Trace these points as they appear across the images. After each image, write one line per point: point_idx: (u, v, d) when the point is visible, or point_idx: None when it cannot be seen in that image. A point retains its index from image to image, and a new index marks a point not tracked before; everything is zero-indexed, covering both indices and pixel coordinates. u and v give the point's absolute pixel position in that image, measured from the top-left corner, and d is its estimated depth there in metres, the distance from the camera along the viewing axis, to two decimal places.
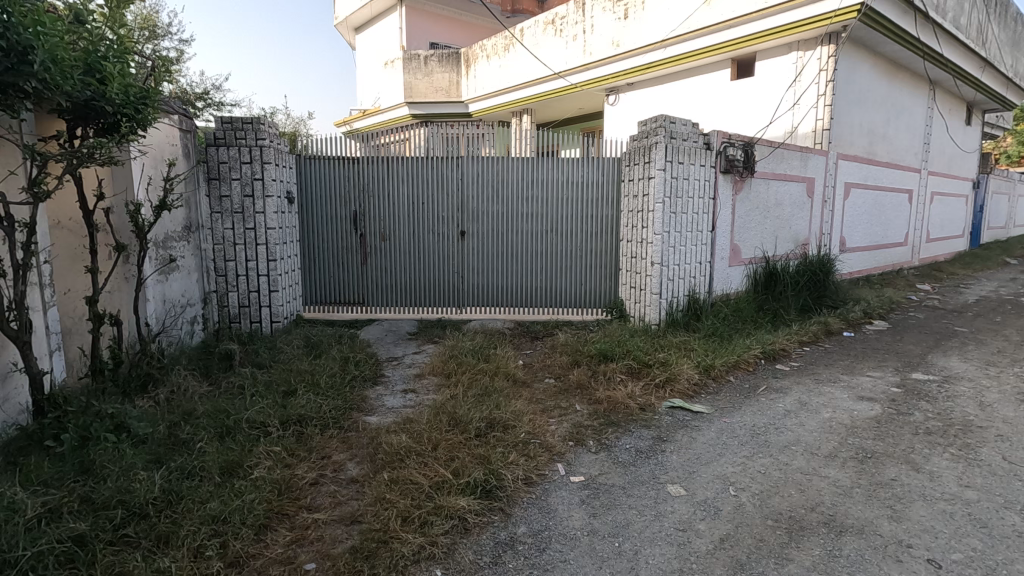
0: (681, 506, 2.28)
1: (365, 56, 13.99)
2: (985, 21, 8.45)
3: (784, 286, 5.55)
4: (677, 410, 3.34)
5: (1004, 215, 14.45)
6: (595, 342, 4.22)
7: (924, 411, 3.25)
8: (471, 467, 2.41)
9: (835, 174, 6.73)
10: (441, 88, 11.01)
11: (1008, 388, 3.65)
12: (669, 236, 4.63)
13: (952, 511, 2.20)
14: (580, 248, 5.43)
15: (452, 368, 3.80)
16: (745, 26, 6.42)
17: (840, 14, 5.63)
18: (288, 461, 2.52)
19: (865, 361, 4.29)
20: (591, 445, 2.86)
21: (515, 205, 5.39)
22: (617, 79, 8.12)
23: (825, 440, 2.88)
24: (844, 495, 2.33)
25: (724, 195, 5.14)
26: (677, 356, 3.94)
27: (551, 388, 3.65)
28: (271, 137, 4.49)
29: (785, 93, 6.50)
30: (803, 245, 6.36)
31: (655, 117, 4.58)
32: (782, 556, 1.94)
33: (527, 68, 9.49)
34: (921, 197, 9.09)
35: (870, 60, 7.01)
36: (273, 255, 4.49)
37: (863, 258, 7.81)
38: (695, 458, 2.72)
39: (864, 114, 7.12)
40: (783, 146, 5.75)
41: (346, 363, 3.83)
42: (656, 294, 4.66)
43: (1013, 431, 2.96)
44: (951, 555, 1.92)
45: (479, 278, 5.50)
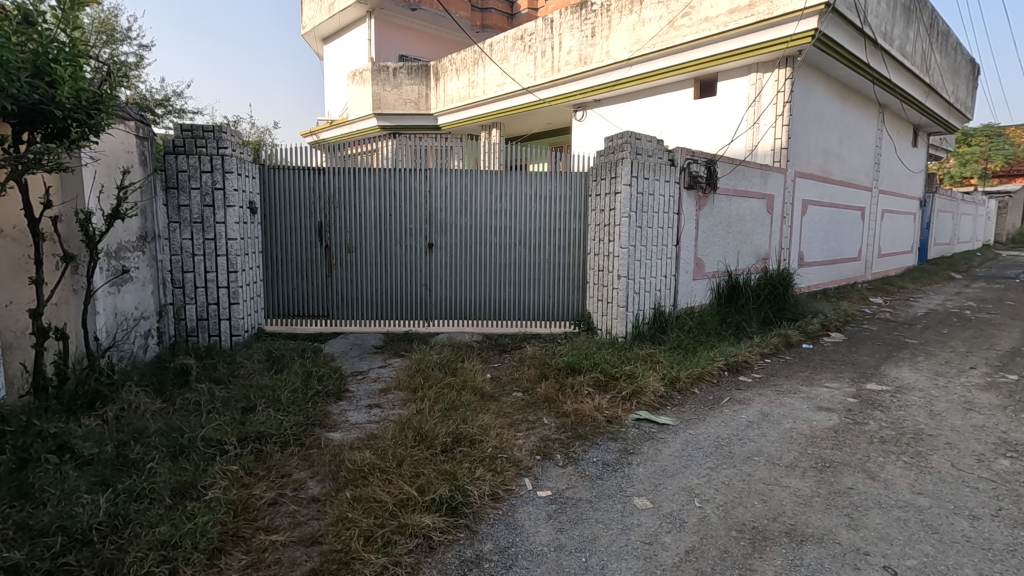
0: (648, 519, 2.28)
1: (333, 66, 13.88)
2: (929, 50, 8.95)
3: (746, 299, 5.68)
4: (643, 422, 3.38)
5: (949, 231, 15.21)
6: (563, 355, 4.24)
7: (878, 421, 3.36)
8: (436, 484, 2.37)
9: (793, 191, 6.97)
10: (411, 100, 10.96)
11: (955, 397, 3.82)
12: (635, 250, 4.70)
13: (906, 518, 2.27)
14: (548, 261, 5.45)
15: (419, 382, 3.74)
16: (707, 48, 6.65)
17: (796, 39, 5.90)
18: (246, 481, 2.43)
19: (824, 372, 4.42)
20: (559, 458, 2.86)
21: (484, 218, 5.39)
22: (585, 95, 8.25)
23: (786, 450, 2.94)
24: (805, 504, 2.38)
25: (688, 210, 5.26)
26: (644, 369, 3.98)
27: (519, 401, 3.64)
28: (234, 145, 4.36)
29: (745, 113, 6.73)
30: (764, 259, 6.56)
31: (622, 133, 4.64)
32: (745, 567, 1.96)
33: (496, 83, 9.56)
34: (872, 214, 9.50)
35: (824, 83, 7.33)
36: (234, 267, 4.37)
37: (820, 272, 8.09)
38: (661, 470, 2.74)
39: (819, 133, 7.41)
40: (743, 163, 5.92)
41: (309, 378, 3.74)
42: (623, 307, 4.70)
43: (961, 438, 3.09)
44: (906, 561, 1.97)
45: (447, 290, 5.47)
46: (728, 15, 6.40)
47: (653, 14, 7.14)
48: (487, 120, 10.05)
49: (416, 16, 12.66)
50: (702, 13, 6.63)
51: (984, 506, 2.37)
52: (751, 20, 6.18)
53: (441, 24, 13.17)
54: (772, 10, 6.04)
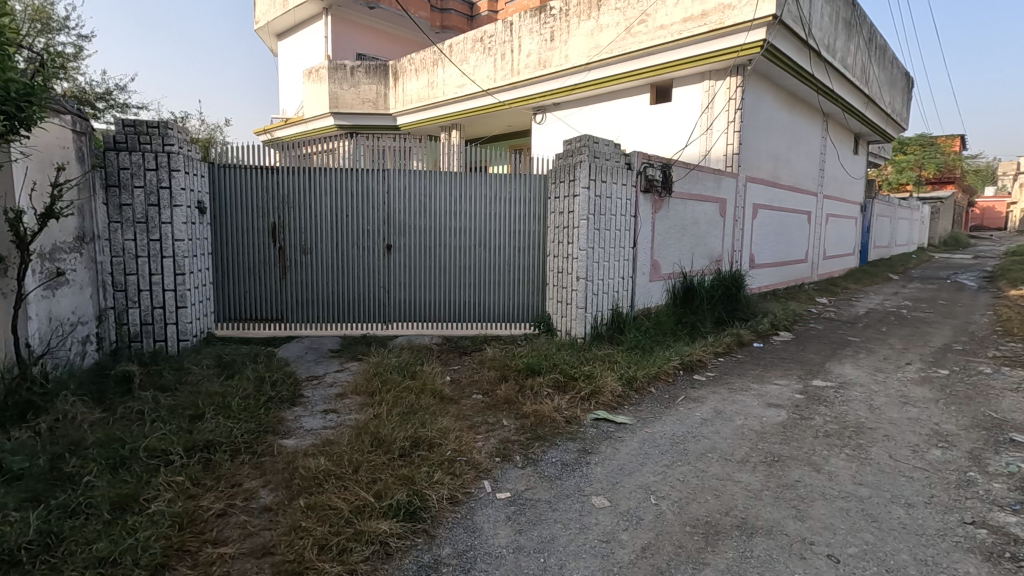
0: (605, 518, 2.31)
1: (288, 63, 13.52)
2: (868, 62, 9.45)
3: (701, 300, 5.83)
4: (601, 421, 3.42)
5: (887, 235, 16.07)
6: (523, 356, 4.25)
7: (823, 416, 3.51)
8: (394, 488, 2.33)
9: (744, 196, 7.21)
10: (369, 100, 10.78)
11: (893, 391, 4.03)
12: (593, 252, 4.76)
13: (848, 508, 2.38)
14: (508, 263, 5.46)
15: (376, 386, 3.68)
16: (662, 55, 6.82)
17: (746, 49, 6.13)
18: (193, 492, 2.32)
19: (773, 370, 4.59)
20: (518, 460, 2.86)
21: (443, 219, 5.35)
22: (544, 98, 8.33)
23: (739, 446, 3.03)
24: (755, 498, 2.46)
25: (644, 213, 5.37)
26: (602, 369, 4.04)
27: (478, 404, 3.63)
28: (181, 142, 4.19)
29: (698, 119, 6.94)
30: (717, 261, 6.76)
31: (580, 136, 4.69)
32: (699, 561, 2.01)
33: (455, 84, 9.51)
34: (818, 218, 9.94)
35: (773, 92, 7.63)
36: (181, 269, 4.19)
37: (770, 274, 8.39)
38: (618, 468, 2.78)
39: (768, 140, 7.70)
40: (697, 168, 6.08)
41: (262, 384, 3.62)
42: (581, 309, 4.76)
43: (897, 430, 3.26)
44: (848, 550, 2.07)
45: (405, 292, 5.40)
46: (682, 23, 6.58)
47: (611, 21, 7.26)
48: (447, 121, 10.00)
49: (375, 15, 12.48)
50: (658, 20, 6.80)
51: (919, 494, 2.50)
52: (704, 29, 6.38)
53: (400, 24, 13.02)
54: (723, 20, 6.26)
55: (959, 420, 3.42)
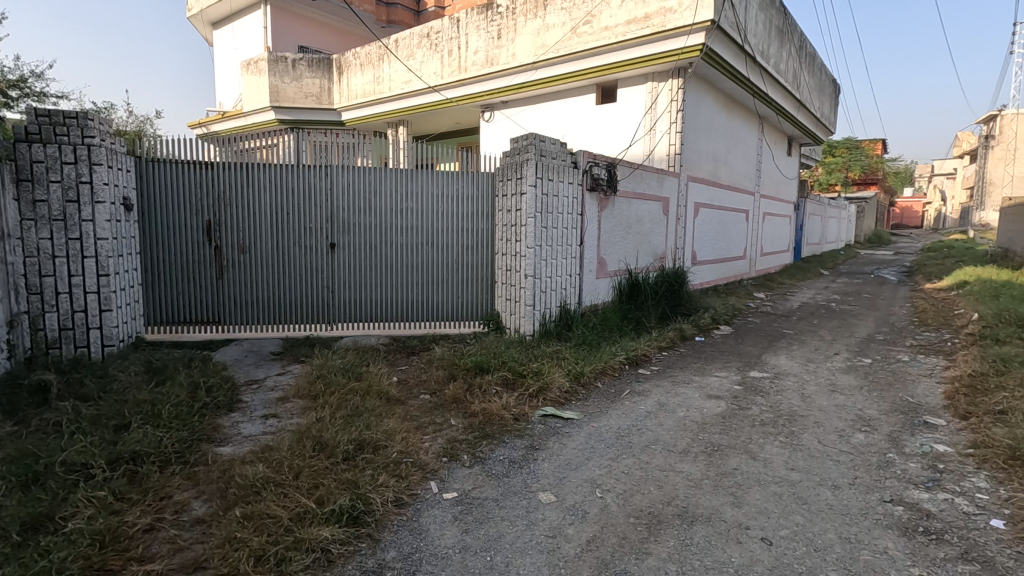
0: (552, 513, 2.33)
1: (224, 53, 12.93)
2: (799, 68, 9.94)
3: (646, 296, 5.99)
4: (549, 418, 3.45)
5: (818, 233, 17.01)
6: (471, 355, 4.22)
7: (759, 405, 3.67)
8: (337, 493, 2.27)
9: (685, 195, 7.45)
10: (311, 94, 10.45)
11: (822, 380, 4.27)
12: (540, 250, 4.79)
13: (781, 492, 2.49)
14: (456, 262, 5.42)
15: (320, 389, 3.57)
16: (607, 56, 6.95)
17: (686, 52, 6.33)
18: (116, 507, 2.18)
19: (713, 362, 4.77)
20: (465, 459, 2.84)
21: (389, 217, 5.25)
22: (491, 96, 8.32)
23: (680, 437, 3.13)
24: (695, 487, 2.54)
25: (590, 211, 5.46)
26: (550, 366, 4.07)
27: (426, 404, 3.59)
28: (103, 135, 3.93)
29: (642, 119, 7.12)
30: (661, 258, 6.95)
31: (526, 134, 4.71)
32: (642, 551, 2.06)
33: (402, 80, 9.34)
34: (755, 217, 10.39)
35: (712, 94, 7.90)
36: (105, 269, 3.94)
37: (711, 270, 8.71)
38: (565, 464, 2.81)
39: (708, 141, 7.98)
40: (641, 167, 6.24)
41: (195, 390, 3.43)
42: (529, 307, 4.78)
43: (826, 417, 3.45)
44: (780, 532, 2.17)
45: (350, 292, 5.27)
46: (626, 25, 6.72)
47: (556, 20, 7.31)
48: (393, 117, 9.83)
49: (317, 7, 12.11)
50: (602, 22, 6.90)
51: (844, 476, 2.66)
52: (646, 32, 6.54)
53: (344, 17, 12.68)
54: (664, 23, 6.43)
55: (880, 406, 3.65)
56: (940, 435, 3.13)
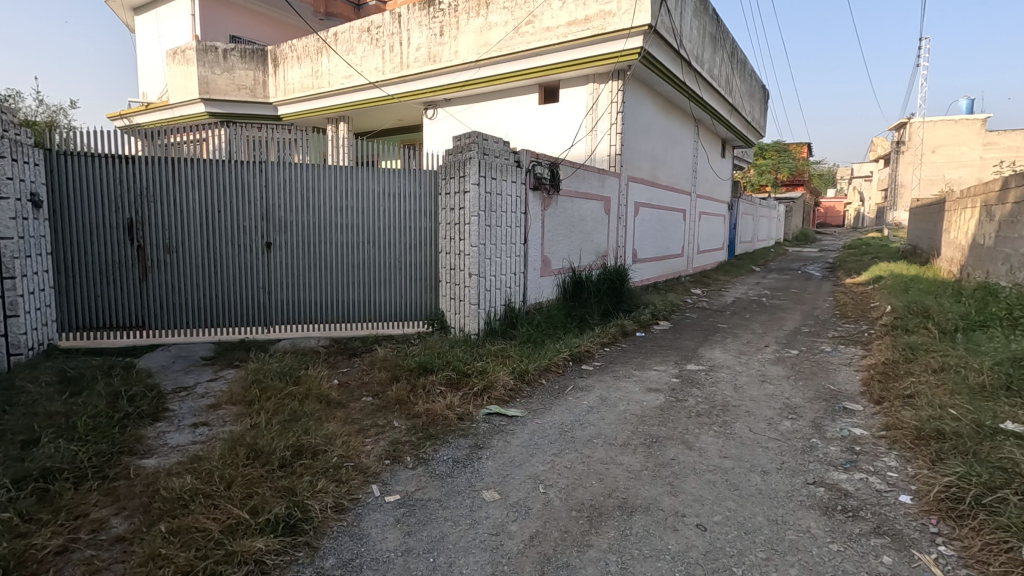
0: (495, 511, 2.34)
1: (148, 40, 12.16)
2: (731, 74, 10.40)
3: (589, 293, 6.10)
4: (494, 416, 3.45)
5: (750, 231, 17.86)
6: (415, 355, 4.17)
7: (695, 397, 3.82)
8: (272, 502, 2.18)
9: (626, 194, 7.64)
10: (245, 86, 9.98)
11: (753, 371, 4.49)
12: (484, 249, 4.79)
13: (715, 480, 2.61)
14: (399, 261, 5.32)
15: (255, 394, 3.42)
16: (549, 56, 7.02)
17: (625, 55, 6.49)
18: (23, 529, 2.01)
19: (653, 357, 4.92)
20: (409, 461, 2.81)
21: (329, 215, 5.10)
22: (434, 93, 8.23)
23: (621, 431, 3.21)
24: (635, 478, 2.62)
25: (534, 210, 5.50)
26: (494, 364, 4.08)
27: (368, 406, 3.51)
28: (5, 125, 3.60)
29: (584, 119, 7.25)
30: (603, 256, 7.11)
31: (469, 133, 4.69)
32: (583, 543, 2.10)
33: (341, 75, 9.08)
34: (692, 216, 10.79)
35: (651, 97, 8.14)
36: (10, 272, 3.62)
37: (651, 267, 8.98)
38: (509, 461, 2.83)
39: (647, 142, 8.22)
40: (584, 167, 6.35)
41: (116, 400, 3.21)
42: (474, 305, 4.77)
43: (756, 406, 3.64)
44: (713, 518, 2.26)
45: (288, 293, 5.08)
46: (567, 26, 6.81)
47: (499, 19, 7.32)
48: (333, 112, 9.56)
49: None
50: (544, 22, 6.97)
51: (772, 461, 2.81)
52: (587, 34, 6.65)
53: (279, 8, 12.19)
54: (604, 26, 6.56)
55: (805, 394, 3.88)
56: (857, 419, 3.36)
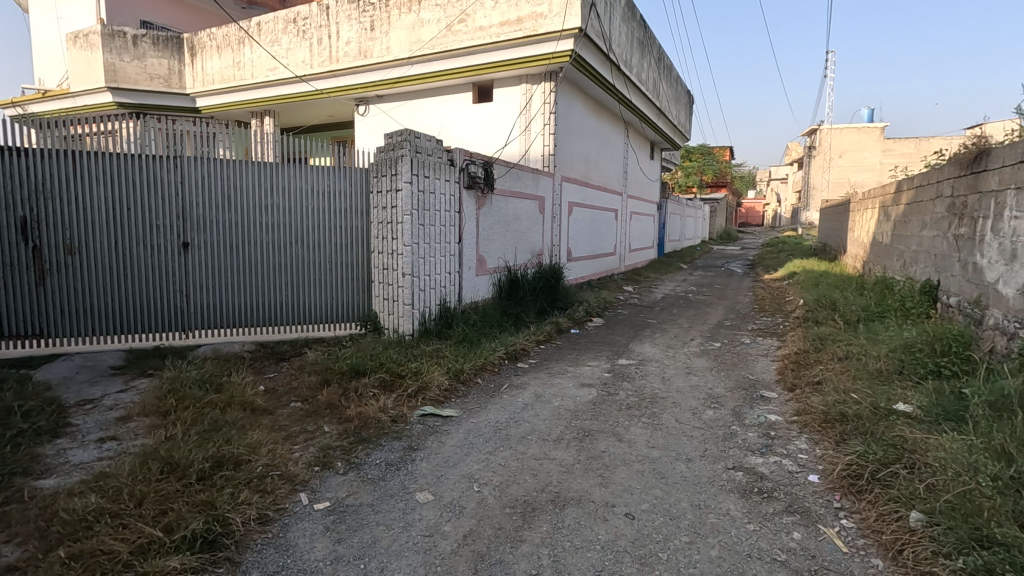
0: (429, 512, 2.32)
1: (44, 22, 11.12)
2: (658, 79, 10.81)
3: (524, 292, 6.16)
4: (428, 417, 3.42)
5: (678, 230, 18.65)
6: (347, 358, 4.06)
7: (625, 390, 3.95)
8: (189, 517, 2.06)
9: (560, 194, 7.77)
10: (158, 76, 9.31)
11: (680, 364, 4.70)
12: (418, 248, 4.73)
13: (643, 469, 2.71)
14: (328, 261, 5.15)
15: (171, 404, 3.21)
16: (482, 56, 7.03)
17: (556, 57, 6.61)
18: None
19: (587, 353, 5.05)
20: (339, 466, 2.73)
21: (252, 214, 4.86)
22: (365, 90, 8.04)
23: (555, 426, 3.27)
24: (567, 472, 2.67)
25: (468, 209, 5.49)
26: (429, 364, 4.04)
27: (297, 412, 3.38)
28: None
29: (517, 120, 7.32)
30: (538, 255, 7.20)
31: (400, 130, 4.61)
32: (516, 539, 2.12)
33: (265, 67, 8.66)
34: (623, 215, 11.13)
35: (582, 99, 8.32)
36: None
37: (585, 266, 9.19)
38: (443, 462, 2.81)
39: (580, 143, 8.40)
40: (517, 167, 6.40)
41: (7, 417, 2.92)
42: (408, 305, 4.70)
43: (682, 397, 3.81)
44: (642, 506, 2.35)
45: (207, 296, 4.80)
46: (499, 26, 6.85)
47: (431, 17, 7.24)
48: (257, 106, 9.12)
49: None
50: (476, 22, 6.97)
51: (696, 449, 2.95)
52: (519, 35, 6.72)
53: None
54: (536, 27, 6.65)
55: (727, 384, 4.11)
56: (772, 406, 3.59)
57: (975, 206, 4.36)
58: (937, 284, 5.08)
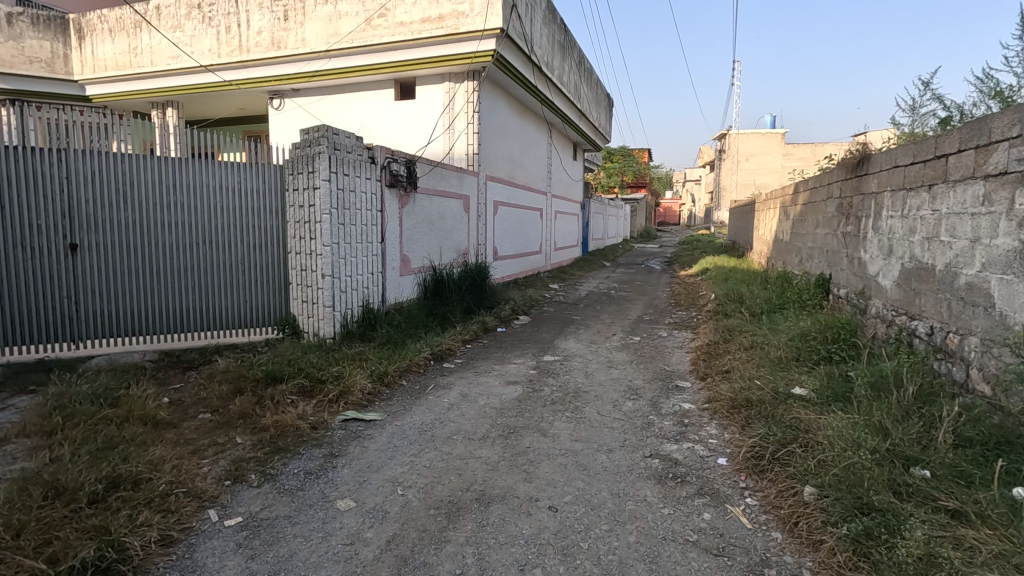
0: (350, 520, 2.25)
1: None
2: (579, 81, 11.09)
3: (450, 291, 6.13)
4: (350, 422, 3.32)
5: (601, 229, 19.23)
6: (261, 364, 3.85)
7: (550, 386, 4.02)
8: (79, 546, 1.88)
9: (485, 193, 7.79)
10: (39, 60, 8.31)
11: (602, 358, 4.85)
12: (338, 248, 4.58)
13: (566, 462, 2.77)
14: (240, 262, 4.87)
15: (58, 423, 2.91)
16: (403, 52, 6.90)
17: (479, 57, 6.62)
18: None
19: (513, 350, 5.10)
20: (253, 479, 2.59)
21: (152, 213, 4.50)
22: (279, 82, 7.66)
23: (480, 425, 3.28)
24: (492, 469, 2.69)
25: (390, 208, 5.38)
26: (351, 368, 3.93)
27: (206, 424, 3.17)
28: None
29: (440, 118, 7.26)
30: (463, 255, 7.19)
31: (317, 126, 4.44)
32: (441, 540, 2.11)
33: (166, 55, 8.01)
34: (548, 214, 11.34)
35: (505, 99, 8.38)
36: None
37: (511, 265, 9.27)
38: (366, 467, 2.74)
39: (504, 143, 8.47)
40: (441, 165, 6.35)
41: None
42: (328, 308, 4.54)
43: (603, 390, 3.94)
44: (564, 499, 2.40)
45: (102, 302, 4.39)
46: (421, 23, 6.75)
47: (349, 9, 7.01)
48: (158, 96, 8.44)
49: None
50: (397, 17, 6.83)
51: (616, 440, 3.06)
52: (441, 32, 6.66)
53: None
54: (458, 26, 6.61)
55: (645, 376, 4.29)
56: (686, 395, 3.79)
57: (859, 206, 4.81)
58: (829, 277, 5.57)
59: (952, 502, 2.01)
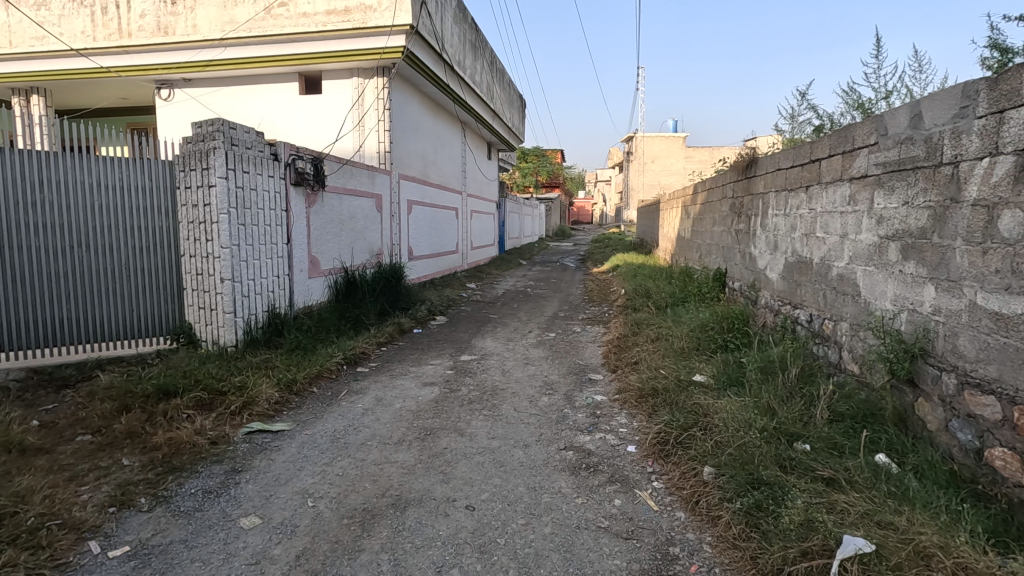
0: (255, 538, 2.13)
1: None
2: (491, 81, 11.15)
3: (363, 293, 5.95)
4: (255, 434, 3.14)
5: (517, 228, 19.48)
6: (152, 378, 3.53)
7: (467, 386, 4.02)
8: None
9: (398, 192, 7.63)
10: None
11: (519, 355, 4.92)
12: (238, 250, 4.30)
13: (483, 460, 2.79)
14: (125, 267, 4.43)
15: None
16: (307, 44, 6.60)
17: (388, 52, 6.47)
18: None
19: (429, 351, 5.04)
20: (143, 503, 2.37)
21: (14, 212, 3.97)
22: (168, 71, 7.05)
23: (396, 428, 3.21)
24: (408, 473, 2.65)
25: (296, 207, 5.13)
26: (256, 377, 3.71)
27: (86, 446, 2.87)
28: None
29: (349, 114, 7.03)
30: (377, 255, 7.00)
31: (211, 119, 4.13)
32: (354, 550, 2.04)
33: (28, 35, 7.07)
34: (464, 213, 11.32)
35: (417, 97, 8.26)
36: None
37: (427, 265, 9.17)
38: (273, 481, 2.59)
39: (416, 141, 8.34)
40: (351, 163, 6.14)
41: None
42: (229, 313, 4.25)
43: (520, 387, 4.00)
44: (481, 497, 2.41)
45: None
46: (326, 15, 6.49)
47: None
48: (19, 82, 7.45)
49: None
50: (299, 7, 6.52)
51: (532, 435, 3.12)
52: (347, 26, 6.44)
53: None
54: (365, 20, 6.42)
55: (560, 371, 4.41)
56: (598, 388, 3.94)
57: (749, 206, 5.23)
58: (724, 272, 6.01)
59: (827, 471, 2.24)
